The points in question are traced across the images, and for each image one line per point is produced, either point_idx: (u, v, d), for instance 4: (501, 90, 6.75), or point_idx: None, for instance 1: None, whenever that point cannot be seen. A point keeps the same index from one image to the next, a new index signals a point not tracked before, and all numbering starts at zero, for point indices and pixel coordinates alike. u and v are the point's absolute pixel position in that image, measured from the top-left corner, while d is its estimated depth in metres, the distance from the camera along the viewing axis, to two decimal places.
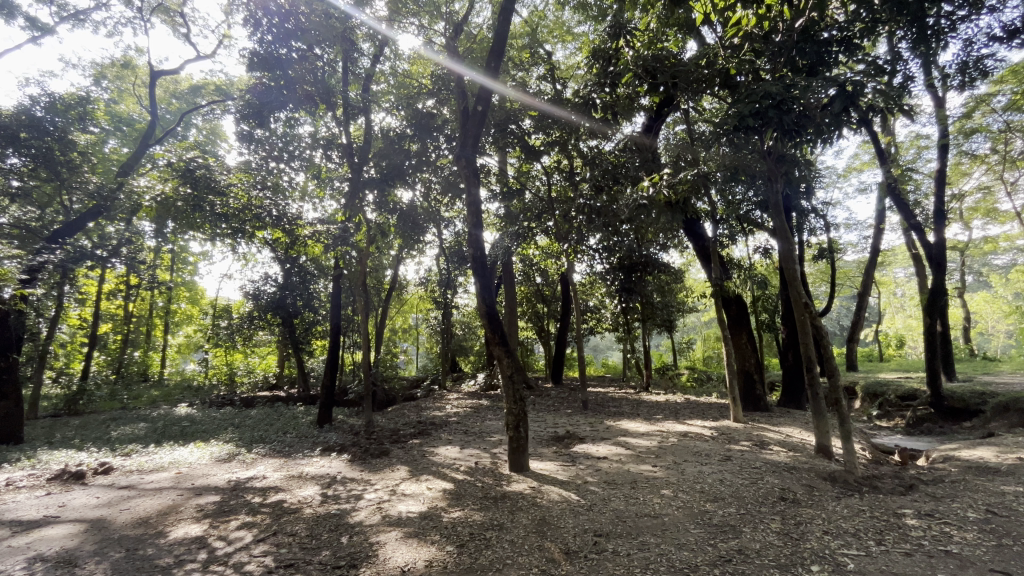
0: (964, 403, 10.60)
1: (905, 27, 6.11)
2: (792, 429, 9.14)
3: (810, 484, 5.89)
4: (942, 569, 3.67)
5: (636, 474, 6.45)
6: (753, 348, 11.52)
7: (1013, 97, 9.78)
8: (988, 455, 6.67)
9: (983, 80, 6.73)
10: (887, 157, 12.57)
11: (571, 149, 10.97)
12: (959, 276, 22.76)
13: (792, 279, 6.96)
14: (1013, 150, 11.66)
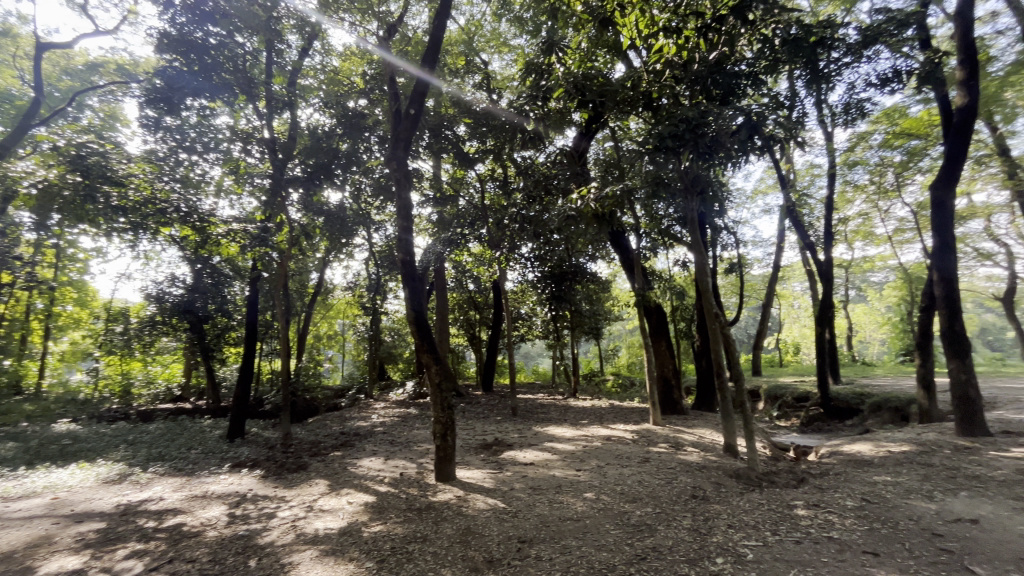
0: (846, 403, 11.93)
1: (801, 68, 6.86)
2: (705, 430, 9.81)
3: (717, 481, 6.33)
4: (825, 554, 4.08)
5: (560, 479, 6.59)
6: (671, 355, 12.23)
7: (886, 136, 11.30)
8: (866, 450, 7.51)
9: (862, 120, 7.68)
10: (787, 183, 14.05)
11: (505, 158, 11.12)
12: (844, 291, 25.66)
13: (705, 291, 7.52)
14: (887, 183, 13.43)
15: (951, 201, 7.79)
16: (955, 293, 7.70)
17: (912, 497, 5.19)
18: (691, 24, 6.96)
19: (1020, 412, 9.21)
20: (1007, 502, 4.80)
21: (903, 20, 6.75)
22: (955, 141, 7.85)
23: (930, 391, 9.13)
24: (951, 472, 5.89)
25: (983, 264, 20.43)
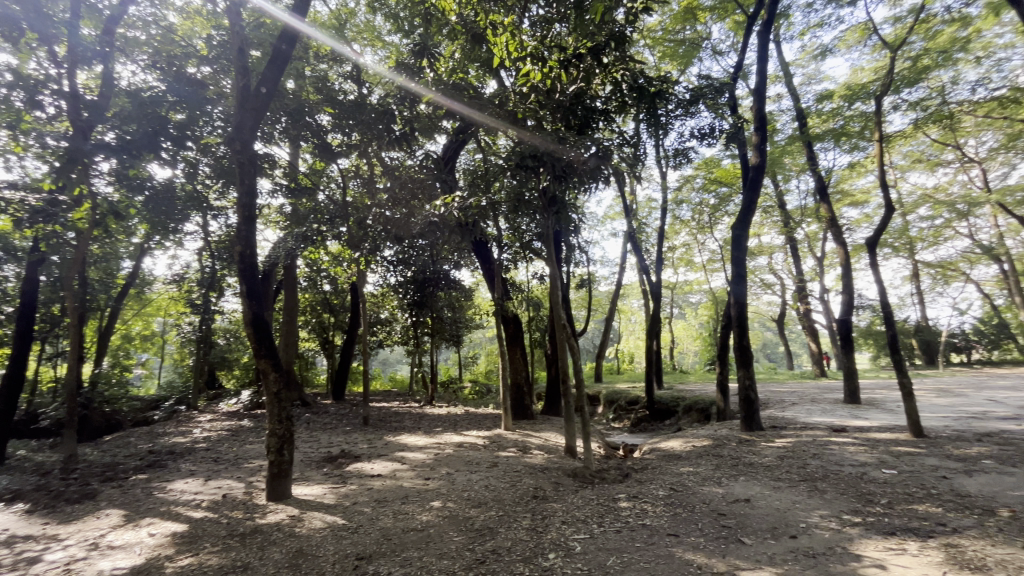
0: (666, 406, 13.84)
1: (642, 113, 7.90)
2: (550, 433, 10.51)
3: (557, 481, 6.81)
4: (639, 539, 4.64)
5: (408, 489, 6.45)
6: (525, 363, 12.86)
7: (705, 180, 13.63)
8: (677, 446, 8.77)
9: (686, 165, 9.10)
10: (630, 212, 15.94)
11: (371, 156, 10.67)
12: (670, 309, 29.83)
13: (556, 304, 8.12)
14: (704, 221, 16.05)
15: (745, 239, 9.63)
16: (744, 314, 9.50)
17: (706, 484, 6.20)
18: (556, 55, 7.30)
19: (783, 410, 11.68)
20: (769, 483, 6.01)
21: (718, 88, 8.20)
22: (750, 192, 9.73)
23: (725, 394, 11.06)
24: (734, 460, 7.20)
25: (766, 292, 25.55)
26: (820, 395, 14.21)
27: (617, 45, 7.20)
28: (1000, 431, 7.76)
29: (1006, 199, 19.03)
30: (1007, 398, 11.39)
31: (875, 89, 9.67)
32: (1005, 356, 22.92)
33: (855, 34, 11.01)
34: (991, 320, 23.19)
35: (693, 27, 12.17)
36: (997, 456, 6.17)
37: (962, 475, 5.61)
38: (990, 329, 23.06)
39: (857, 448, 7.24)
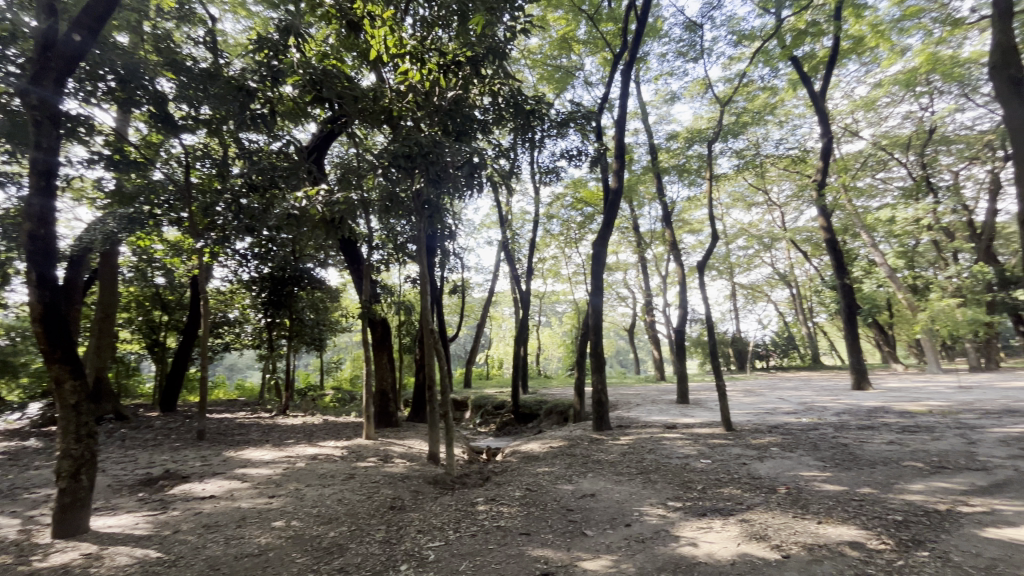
0: (530, 410, 14.49)
1: (517, 128, 8.28)
2: (414, 441, 10.29)
3: (416, 489, 6.67)
4: (492, 541, 4.76)
5: (247, 510, 5.77)
6: (391, 369, 12.40)
7: (575, 199, 14.72)
8: (536, 447, 9.22)
9: (557, 182, 9.70)
10: (504, 222, 16.48)
11: (223, 135, 9.46)
12: (538, 316, 31.39)
13: (425, 309, 8.03)
14: (571, 236, 17.27)
15: (603, 256, 10.56)
16: (600, 324, 10.38)
17: (559, 482, 6.61)
18: (434, 60, 7.38)
19: (629, 411, 13.00)
20: (612, 478, 6.62)
21: (585, 115, 8.89)
22: (609, 213, 10.72)
23: (581, 397, 11.94)
24: (585, 459, 7.80)
25: (620, 304, 28.35)
26: (659, 396, 16.15)
27: (496, 59, 7.40)
28: (784, 423, 9.61)
29: (795, 237, 23.85)
30: (789, 396, 14.19)
31: (708, 136, 11.42)
32: (791, 362, 28.55)
33: (696, 87, 12.87)
34: (783, 334, 28.71)
35: (568, 56, 13.08)
36: (780, 444, 7.62)
37: (756, 461, 6.81)
38: (782, 341, 28.52)
39: (683, 442, 8.36)
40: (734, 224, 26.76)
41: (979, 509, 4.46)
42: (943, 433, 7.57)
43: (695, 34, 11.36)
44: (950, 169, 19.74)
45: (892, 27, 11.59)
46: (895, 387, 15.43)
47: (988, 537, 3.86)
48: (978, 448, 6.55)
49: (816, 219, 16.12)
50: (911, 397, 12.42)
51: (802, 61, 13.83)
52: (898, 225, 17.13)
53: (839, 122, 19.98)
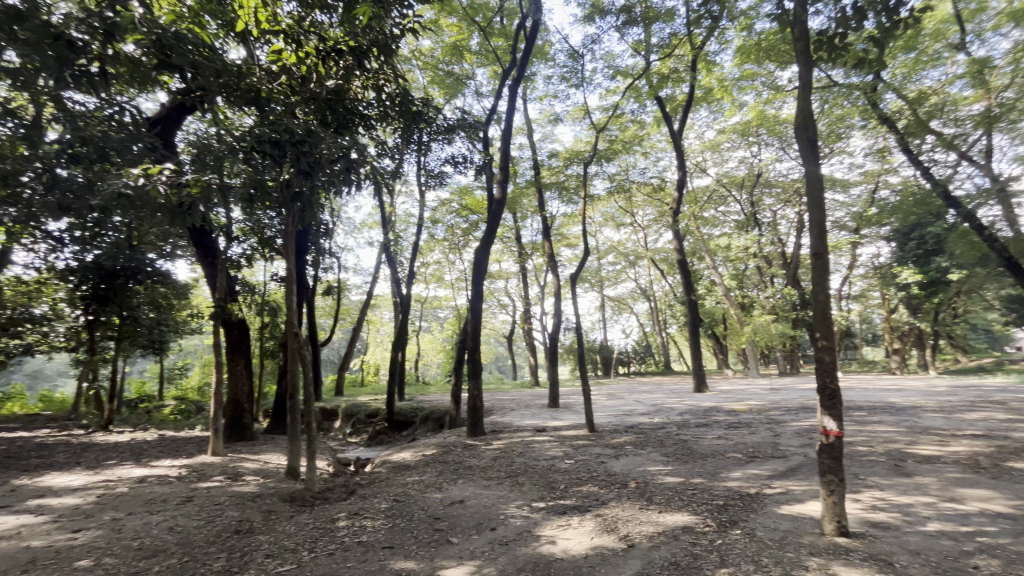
0: (405, 417, 14.06)
1: (402, 128, 8.09)
2: (271, 455, 9.34)
3: (269, 509, 6.05)
4: (352, 559, 4.50)
5: (39, 550, 4.69)
6: (248, 376, 11.07)
7: (462, 206, 14.78)
8: (408, 456, 8.98)
9: (441, 186, 9.65)
10: (387, 223, 15.93)
11: (35, 91, 7.73)
12: (419, 321, 30.75)
13: (289, 309, 7.30)
14: (456, 242, 17.27)
15: (485, 264, 10.73)
16: (479, 329, 10.49)
17: (428, 491, 6.49)
18: (313, 44, 6.87)
19: (503, 415, 13.32)
20: (481, 483, 6.71)
21: (472, 124, 9.02)
22: (492, 222, 10.94)
23: (457, 403, 11.93)
24: (456, 465, 7.79)
25: (501, 312, 29.09)
26: (533, 401, 16.85)
27: (382, 54, 7.15)
28: (638, 423, 10.64)
29: (655, 257, 26.77)
30: (644, 399, 15.79)
31: (584, 158, 12.31)
32: (647, 368, 31.81)
33: (577, 113, 13.83)
34: (642, 343, 31.93)
35: (460, 63, 13.14)
36: (633, 442, 8.44)
37: (612, 459, 7.43)
38: (641, 349, 31.68)
39: (551, 444, 8.80)
40: (605, 241, 29.17)
41: (777, 490, 5.41)
42: (756, 428, 9.03)
43: (577, 63, 12.22)
44: (770, 208, 23.84)
45: (733, 84, 13.70)
46: (725, 389, 18.05)
47: (783, 513, 4.67)
48: (780, 439, 7.93)
49: (671, 242, 18.29)
50: (736, 398, 14.63)
51: (665, 102, 15.65)
52: (733, 251, 20.16)
53: (692, 160, 22.98)
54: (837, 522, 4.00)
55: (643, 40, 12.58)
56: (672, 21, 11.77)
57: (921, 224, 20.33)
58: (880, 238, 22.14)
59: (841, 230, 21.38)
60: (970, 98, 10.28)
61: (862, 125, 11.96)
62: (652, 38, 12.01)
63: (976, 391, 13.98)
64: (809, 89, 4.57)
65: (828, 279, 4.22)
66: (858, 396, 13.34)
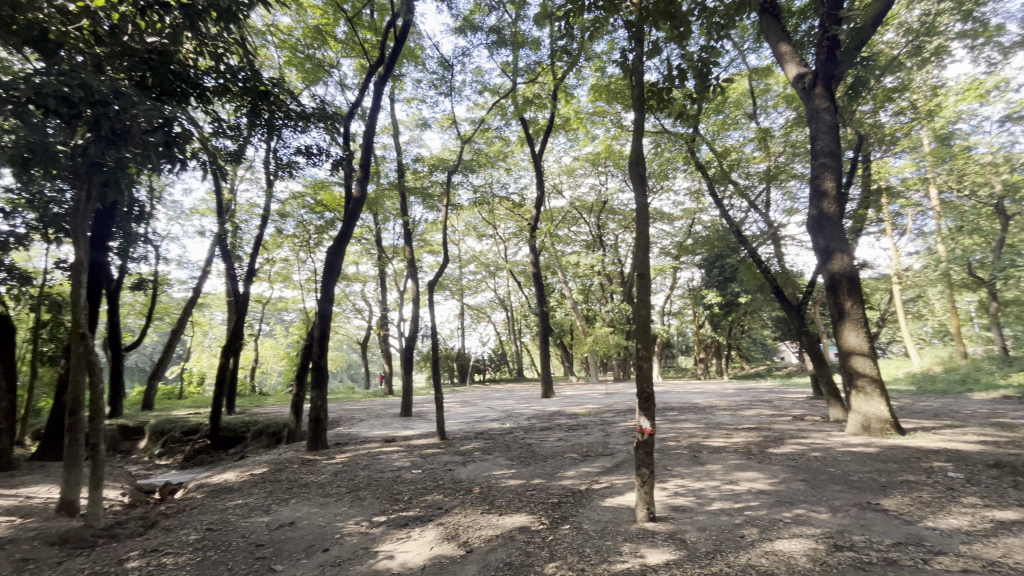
0: (233, 433, 12.32)
1: (248, 109, 7.18)
2: (38, 488, 7.40)
3: (25, 557, 4.78)
4: None
5: None
6: (9, 389, 8.61)
7: (316, 202, 13.62)
8: (231, 477, 7.90)
9: (291, 178, 8.79)
10: (223, 211, 13.95)
11: None
12: (258, 324, 27.45)
13: (75, 305, 5.80)
14: (308, 241, 15.89)
15: (338, 266, 10.01)
16: (326, 333, 9.70)
17: (252, 515, 5.77)
18: None
19: (350, 427, 12.54)
20: (317, 501, 6.19)
21: (332, 115, 8.42)
22: (348, 222, 10.25)
23: (297, 415, 10.87)
24: (290, 484, 7.08)
25: (356, 316, 27.58)
26: (384, 410, 16.23)
27: (228, 22, 6.28)
28: (487, 429, 10.93)
29: (513, 269, 28.05)
30: (495, 406, 16.33)
31: (449, 167, 12.38)
32: (501, 375, 33.06)
33: (445, 121, 13.90)
34: (498, 351, 33.09)
35: (323, 50, 12.21)
36: (481, 448, 8.64)
37: (459, 465, 7.49)
38: (496, 357, 32.81)
39: (399, 454, 8.54)
40: (467, 251, 29.66)
41: (603, 484, 6.02)
42: (591, 429, 9.96)
43: (448, 72, 12.30)
44: (613, 232, 26.82)
45: (587, 118, 15.14)
46: (569, 394, 19.59)
47: (606, 506, 5.19)
48: (609, 438, 8.86)
49: (528, 255, 19.36)
50: (577, 402, 16.00)
51: (528, 124, 16.59)
52: (581, 268, 22.15)
53: (550, 181, 24.74)
54: (647, 508, 4.58)
55: (511, 62, 13.21)
56: (538, 51, 12.59)
57: (722, 256, 24.78)
58: (694, 265, 26.38)
59: (666, 256, 25.01)
60: (758, 158, 12.84)
61: (685, 169, 14.18)
62: (519, 62, 12.68)
63: (754, 392, 17.39)
64: (641, 131, 5.23)
65: (649, 297, 4.82)
66: (671, 398, 15.64)
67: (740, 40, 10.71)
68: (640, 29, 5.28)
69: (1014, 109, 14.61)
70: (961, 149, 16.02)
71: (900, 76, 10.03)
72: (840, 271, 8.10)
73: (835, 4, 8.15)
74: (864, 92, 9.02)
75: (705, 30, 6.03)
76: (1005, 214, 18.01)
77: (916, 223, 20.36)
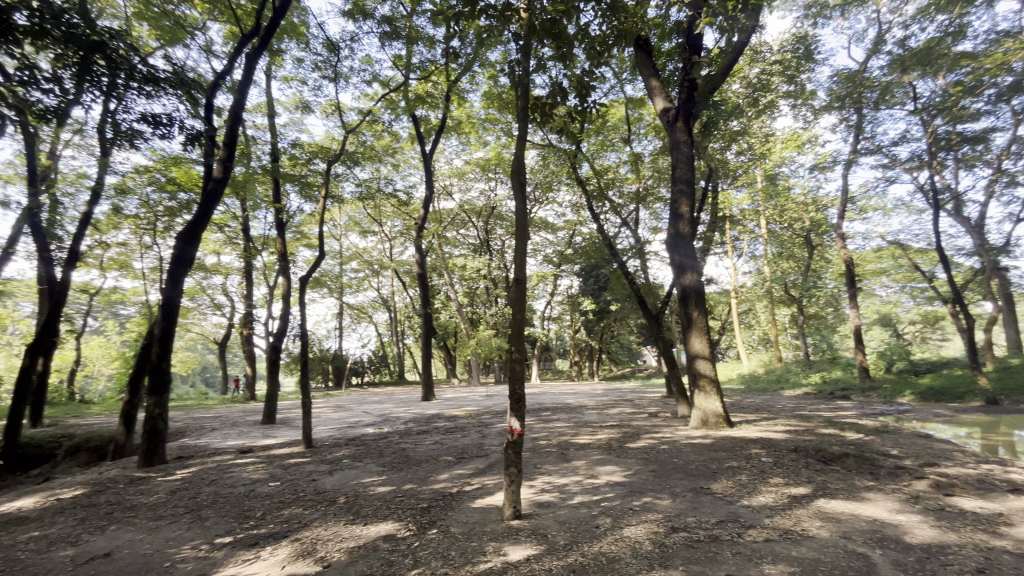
0: (39, 449, 10.06)
1: (76, 62, 5.97)
2: None
3: None
4: None
5: None
6: None
7: (166, 179, 11.79)
8: (28, 504, 6.45)
9: (132, 150, 7.50)
10: (36, 179, 11.42)
11: None
12: (82, 319, 22.95)
13: None
14: (157, 225, 13.70)
15: (191, 255, 8.72)
16: (169, 332, 8.36)
17: (52, 550, 4.76)
18: None
19: (197, 437, 11.06)
20: (146, 525, 5.33)
21: (191, 83, 7.40)
22: (207, 205, 8.93)
23: (129, 426, 9.28)
24: (110, 508, 5.99)
25: (214, 312, 24.51)
26: (242, 418, 14.61)
27: None
28: (360, 435, 10.41)
29: (399, 268, 27.27)
30: (372, 410, 15.67)
31: (330, 156, 11.60)
32: (381, 378, 31.88)
33: (329, 107, 13.01)
34: (378, 353, 31.82)
35: (187, 8, 10.70)
36: (351, 455, 8.20)
37: (325, 475, 7.00)
38: (376, 359, 31.55)
39: (255, 466, 7.73)
40: (349, 247, 28.12)
41: (475, 486, 6.08)
42: (468, 430, 10.03)
43: (334, 55, 11.55)
44: (500, 238, 27.49)
45: (479, 123, 15.32)
46: (449, 397, 19.55)
47: (475, 507, 5.24)
48: (485, 439, 8.99)
49: (414, 256, 18.95)
50: (456, 405, 16.02)
51: (419, 122, 16.27)
52: (467, 271, 22.33)
53: (440, 182, 24.56)
54: (514, 507, 4.72)
55: (404, 57, 12.86)
56: (433, 49, 12.42)
57: (598, 266, 26.78)
58: (573, 273, 28.10)
59: (548, 263, 26.31)
60: (630, 179, 14.10)
61: (567, 184, 15.07)
62: (412, 57, 12.39)
63: (619, 393, 19.02)
64: (524, 140, 5.41)
65: (524, 300, 4.97)
66: (546, 399, 16.45)
67: (619, 70, 11.70)
68: (527, 43, 5.49)
69: (819, 160, 18.07)
70: (783, 188, 19.36)
71: (742, 122, 11.80)
72: (690, 285, 9.22)
73: (695, 51, 9.31)
74: (715, 131, 10.41)
75: (587, 55, 6.45)
76: (811, 245, 22.14)
77: (750, 247, 24.08)
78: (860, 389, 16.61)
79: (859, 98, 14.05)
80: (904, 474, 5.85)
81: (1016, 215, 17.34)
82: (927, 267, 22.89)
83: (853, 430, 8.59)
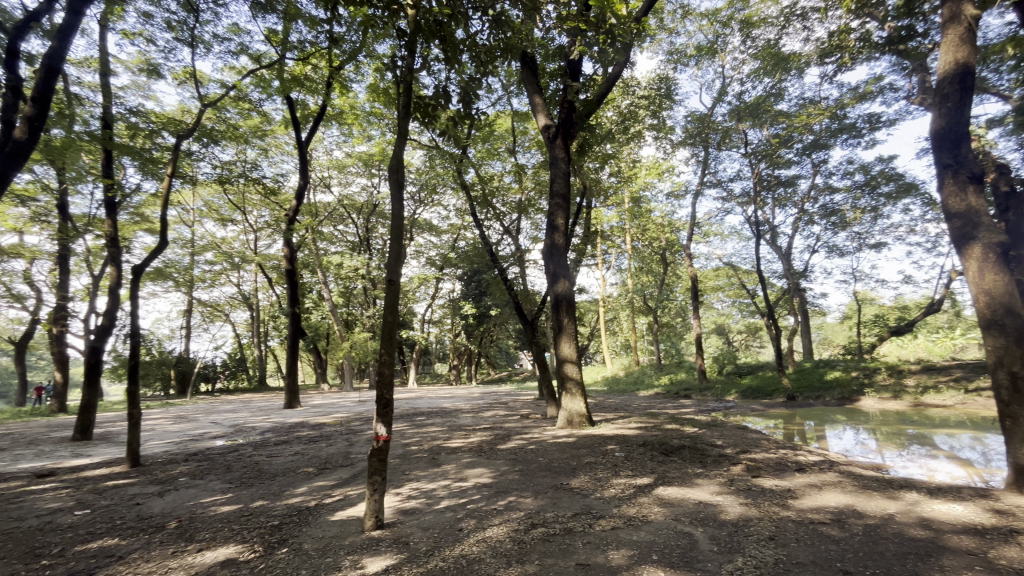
0: None
1: None
2: None
3: None
4: None
5: None
6: None
7: None
8: None
9: None
10: None
11: None
12: None
13: None
14: None
15: None
16: None
17: None
18: None
19: None
20: None
21: None
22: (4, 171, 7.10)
23: None
24: None
25: (9, 305, 19.76)
26: (44, 435, 11.95)
27: None
28: (204, 449, 9.18)
29: (264, 263, 24.77)
30: (222, 420, 13.92)
31: (182, 130, 10.10)
32: (237, 385, 28.53)
33: (183, 74, 11.37)
34: (235, 356, 28.42)
35: None
36: (191, 472, 7.19)
37: (153, 498, 6.02)
38: (233, 363, 28.20)
39: (57, 493, 6.37)
40: (202, 236, 24.78)
41: (336, 498, 5.72)
42: (334, 439, 9.41)
43: (192, 17, 10.15)
44: (381, 237, 26.51)
45: (363, 115, 14.63)
46: (317, 403, 18.20)
47: (334, 520, 4.94)
48: (352, 448, 8.53)
49: (283, 250, 17.36)
50: (324, 412, 14.97)
51: (295, 105, 15.00)
52: (343, 269, 21.13)
53: (317, 173, 22.93)
54: (375, 517, 4.54)
55: (279, 33, 11.78)
56: (314, 29, 11.58)
57: (480, 271, 27.20)
58: (455, 277, 28.15)
59: (429, 266, 26.00)
60: (513, 189, 14.59)
61: (452, 187, 15.08)
62: (289, 34, 11.41)
63: (495, 396, 19.44)
64: (404, 137, 5.29)
65: (399, 301, 4.84)
66: (422, 404, 16.17)
67: (506, 83, 12.07)
68: (413, 40, 5.36)
69: (675, 188, 20.55)
70: (645, 209, 21.63)
71: (613, 147, 12.95)
72: (562, 293, 9.77)
73: (575, 75, 10.03)
74: (590, 152, 11.26)
75: (474, 62, 6.53)
76: (666, 261, 25.03)
77: (617, 261, 26.41)
78: (700, 389, 19.17)
79: (706, 137, 16.35)
80: (725, 460, 6.88)
81: (813, 247, 21.52)
82: (752, 285, 27.32)
83: (691, 425, 9.86)
